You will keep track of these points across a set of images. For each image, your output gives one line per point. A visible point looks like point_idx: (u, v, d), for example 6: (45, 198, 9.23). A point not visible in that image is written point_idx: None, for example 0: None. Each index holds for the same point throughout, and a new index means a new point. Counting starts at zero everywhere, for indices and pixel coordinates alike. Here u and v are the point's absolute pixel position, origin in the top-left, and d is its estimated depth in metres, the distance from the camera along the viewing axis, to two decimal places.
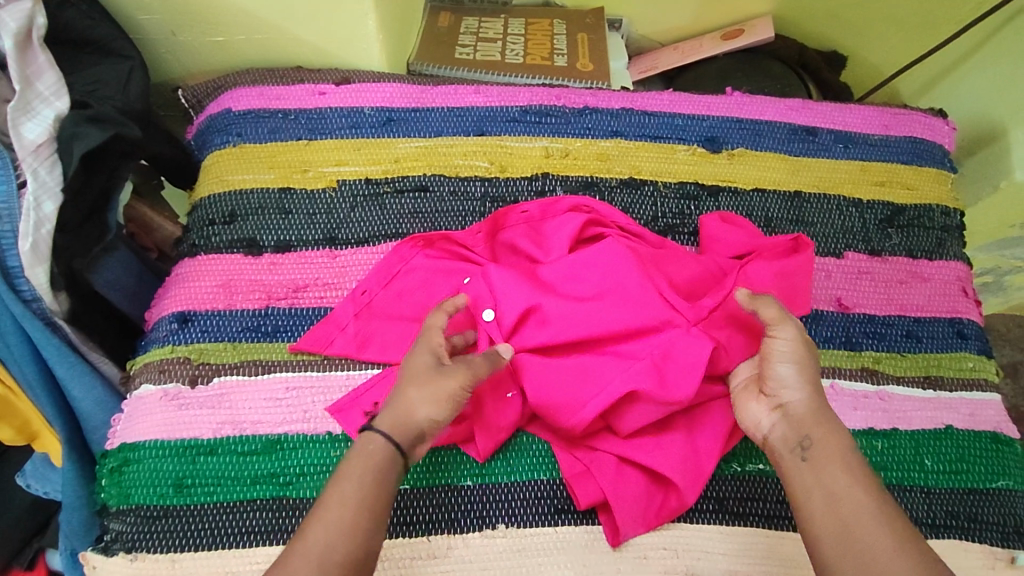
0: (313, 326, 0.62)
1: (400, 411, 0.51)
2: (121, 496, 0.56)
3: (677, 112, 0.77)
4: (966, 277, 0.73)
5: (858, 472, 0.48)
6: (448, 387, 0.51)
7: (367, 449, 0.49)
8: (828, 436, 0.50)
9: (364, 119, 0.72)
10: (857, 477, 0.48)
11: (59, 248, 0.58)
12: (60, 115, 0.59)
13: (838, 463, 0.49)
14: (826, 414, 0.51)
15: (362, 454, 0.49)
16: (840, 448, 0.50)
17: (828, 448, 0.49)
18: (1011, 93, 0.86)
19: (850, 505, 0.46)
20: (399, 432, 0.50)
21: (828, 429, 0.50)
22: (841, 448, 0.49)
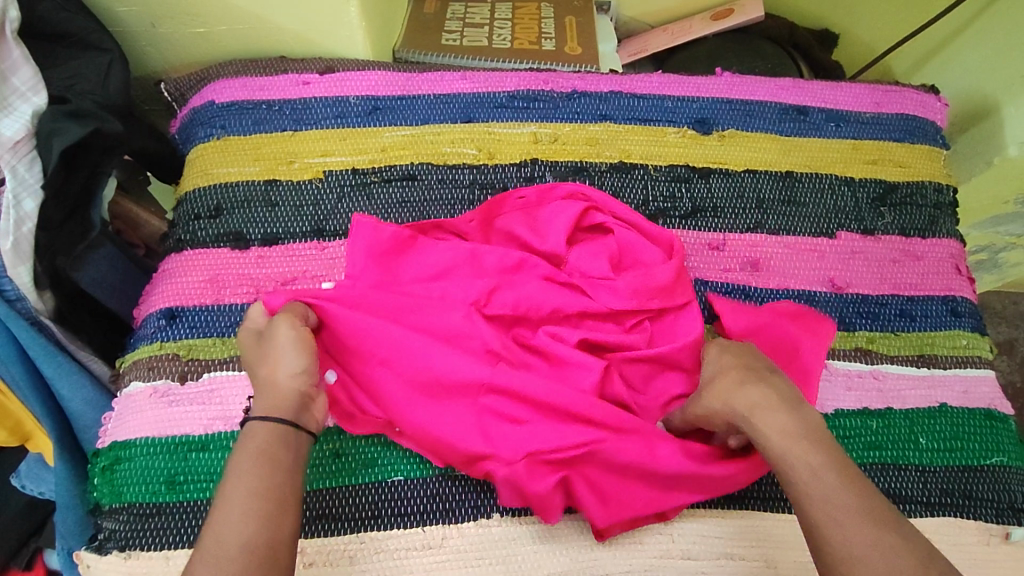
0: None
1: (266, 386, 0.49)
2: (113, 494, 0.55)
3: (666, 94, 0.76)
4: (960, 255, 0.72)
5: (797, 455, 0.48)
6: (302, 339, 0.51)
7: (257, 432, 0.47)
8: (762, 430, 0.50)
9: (349, 108, 0.71)
10: (803, 466, 0.47)
11: (41, 246, 0.57)
12: (38, 110, 0.58)
13: (781, 456, 0.48)
14: (751, 404, 0.51)
15: (258, 438, 0.47)
16: (779, 437, 0.49)
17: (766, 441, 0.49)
18: (1004, 69, 0.86)
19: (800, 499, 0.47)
20: (279, 404, 0.49)
21: (759, 422, 0.50)
22: (779, 436, 0.49)
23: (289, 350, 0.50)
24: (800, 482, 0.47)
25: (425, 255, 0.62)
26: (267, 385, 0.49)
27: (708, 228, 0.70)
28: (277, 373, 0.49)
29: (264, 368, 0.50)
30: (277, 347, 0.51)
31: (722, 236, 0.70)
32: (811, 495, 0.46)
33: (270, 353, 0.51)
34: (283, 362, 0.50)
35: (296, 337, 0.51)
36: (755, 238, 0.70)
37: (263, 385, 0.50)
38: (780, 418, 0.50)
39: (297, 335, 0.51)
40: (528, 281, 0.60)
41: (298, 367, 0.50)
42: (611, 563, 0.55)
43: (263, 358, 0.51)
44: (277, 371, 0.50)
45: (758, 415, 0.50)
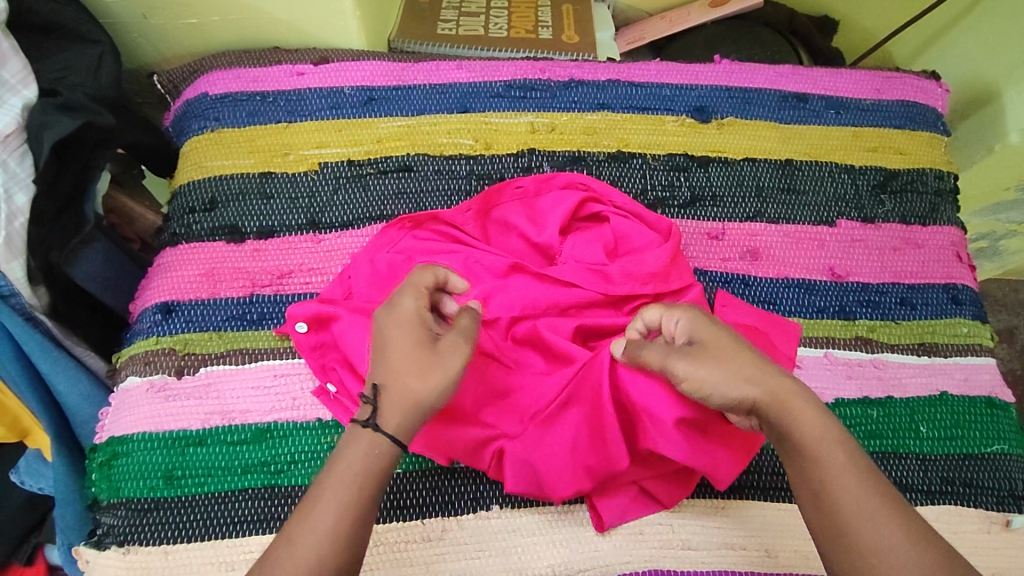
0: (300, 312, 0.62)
1: (400, 392, 0.46)
2: (111, 489, 0.55)
3: (665, 82, 0.75)
4: (960, 242, 0.72)
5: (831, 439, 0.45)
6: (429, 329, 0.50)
7: (368, 443, 0.45)
8: (795, 410, 0.45)
9: (344, 99, 0.70)
10: (834, 453, 0.44)
11: (34, 241, 0.57)
12: (29, 103, 0.57)
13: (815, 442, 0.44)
14: (786, 385, 0.46)
15: (364, 457, 0.45)
16: (813, 422, 0.45)
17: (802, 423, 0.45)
18: (1005, 53, 0.85)
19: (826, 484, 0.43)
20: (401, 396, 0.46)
21: (796, 404, 0.46)
22: (816, 419, 0.45)
23: (440, 363, 0.47)
24: (829, 470, 0.44)
25: (423, 245, 0.62)
26: (403, 390, 0.46)
27: (707, 217, 0.69)
28: (419, 385, 0.46)
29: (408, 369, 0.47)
30: (426, 353, 0.47)
31: (721, 225, 0.69)
32: (837, 480, 0.43)
33: (419, 356, 0.47)
34: (431, 377, 0.47)
35: (450, 351, 0.48)
36: (755, 227, 0.69)
37: (399, 387, 0.46)
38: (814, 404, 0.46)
39: (454, 351, 0.48)
40: (521, 277, 0.59)
41: (439, 387, 0.47)
42: (611, 554, 0.55)
43: (410, 353, 0.47)
44: (422, 382, 0.46)
45: (791, 398, 0.46)
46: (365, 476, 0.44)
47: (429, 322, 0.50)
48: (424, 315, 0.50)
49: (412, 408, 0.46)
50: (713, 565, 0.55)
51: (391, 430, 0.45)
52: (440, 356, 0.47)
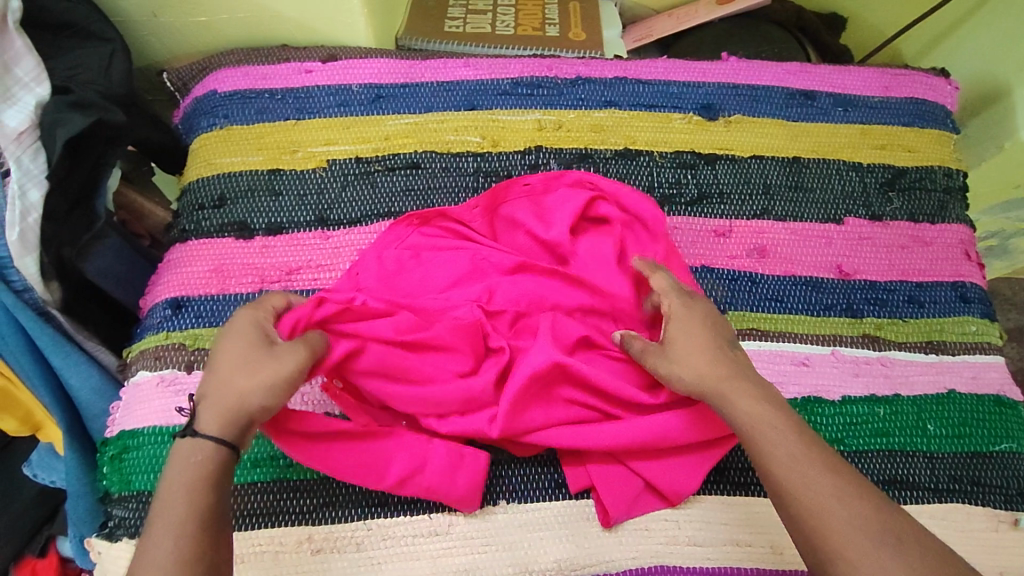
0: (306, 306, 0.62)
1: (224, 392, 0.46)
2: (122, 482, 0.56)
3: (672, 80, 0.75)
4: (969, 240, 0.72)
5: (768, 423, 0.48)
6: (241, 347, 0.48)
7: (188, 451, 0.45)
8: (733, 399, 0.49)
9: (352, 96, 0.71)
10: (770, 433, 0.47)
11: (47, 236, 0.57)
12: (42, 100, 0.58)
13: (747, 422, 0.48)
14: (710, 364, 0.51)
15: (183, 465, 0.44)
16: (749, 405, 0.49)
17: (734, 414, 0.49)
18: (1015, 50, 0.84)
19: (773, 468, 0.46)
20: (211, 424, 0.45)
21: (732, 391, 0.50)
22: (753, 402, 0.49)
23: (264, 367, 0.47)
24: (770, 450, 0.46)
25: (429, 242, 0.63)
26: (219, 394, 0.46)
27: (714, 214, 0.69)
28: (235, 387, 0.46)
29: (233, 369, 0.47)
30: (252, 356, 0.48)
31: (728, 223, 0.69)
32: (780, 458, 0.46)
33: (243, 358, 0.47)
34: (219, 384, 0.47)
35: (279, 359, 0.48)
36: (762, 225, 0.69)
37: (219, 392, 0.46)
38: (748, 388, 0.50)
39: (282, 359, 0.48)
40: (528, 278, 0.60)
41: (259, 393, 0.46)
42: (617, 549, 0.55)
43: (241, 357, 0.48)
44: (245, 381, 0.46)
45: (725, 382, 0.50)
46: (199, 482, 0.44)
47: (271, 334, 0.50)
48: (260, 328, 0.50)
49: (233, 410, 0.46)
50: (719, 561, 0.55)
51: (210, 433, 0.45)
52: (270, 361, 0.47)
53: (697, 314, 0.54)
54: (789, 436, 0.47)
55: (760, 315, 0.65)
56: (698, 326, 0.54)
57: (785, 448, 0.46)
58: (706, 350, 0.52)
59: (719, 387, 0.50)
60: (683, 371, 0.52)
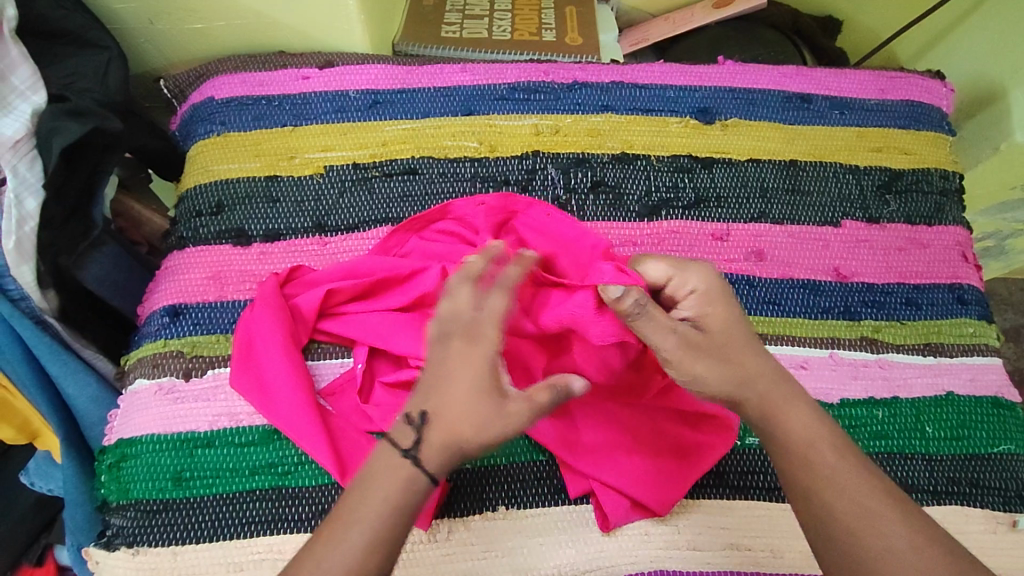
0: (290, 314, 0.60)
1: (442, 429, 0.41)
2: (121, 491, 0.56)
3: (668, 84, 0.75)
4: (966, 242, 0.72)
5: (822, 441, 0.46)
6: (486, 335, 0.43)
7: (393, 480, 0.41)
8: (787, 410, 0.47)
9: (349, 102, 0.71)
10: (829, 458, 0.45)
11: (44, 245, 0.58)
12: (38, 108, 0.58)
13: (806, 445, 0.46)
14: (742, 378, 0.48)
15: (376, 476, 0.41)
16: (801, 424, 0.47)
17: (790, 428, 0.46)
18: (1010, 52, 0.84)
19: (820, 486, 0.44)
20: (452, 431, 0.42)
21: (789, 404, 0.47)
22: (805, 421, 0.47)
23: (507, 406, 0.42)
24: (821, 467, 0.45)
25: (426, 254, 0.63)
26: (448, 424, 0.42)
27: (711, 218, 0.69)
28: (456, 424, 0.42)
29: (456, 407, 0.42)
30: (485, 396, 0.42)
31: (725, 226, 0.69)
32: (838, 484, 0.44)
33: (479, 397, 0.42)
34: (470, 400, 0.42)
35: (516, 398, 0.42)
36: (759, 228, 0.69)
37: (446, 421, 0.42)
38: (804, 402, 0.48)
39: (521, 398, 0.42)
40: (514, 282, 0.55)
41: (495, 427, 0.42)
42: (617, 554, 0.55)
43: (467, 391, 0.42)
44: (471, 427, 0.41)
45: (778, 391, 0.48)
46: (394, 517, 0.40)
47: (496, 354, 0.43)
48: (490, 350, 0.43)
49: (456, 450, 0.42)
50: (719, 565, 0.55)
51: (432, 470, 0.41)
52: (508, 401, 0.42)
53: (719, 302, 0.50)
54: (843, 455, 0.45)
55: (758, 319, 0.65)
56: (728, 318, 0.49)
57: (843, 469, 0.45)
58: (745, 349, 0.48)
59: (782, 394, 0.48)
60: (723, 374, 0.47)
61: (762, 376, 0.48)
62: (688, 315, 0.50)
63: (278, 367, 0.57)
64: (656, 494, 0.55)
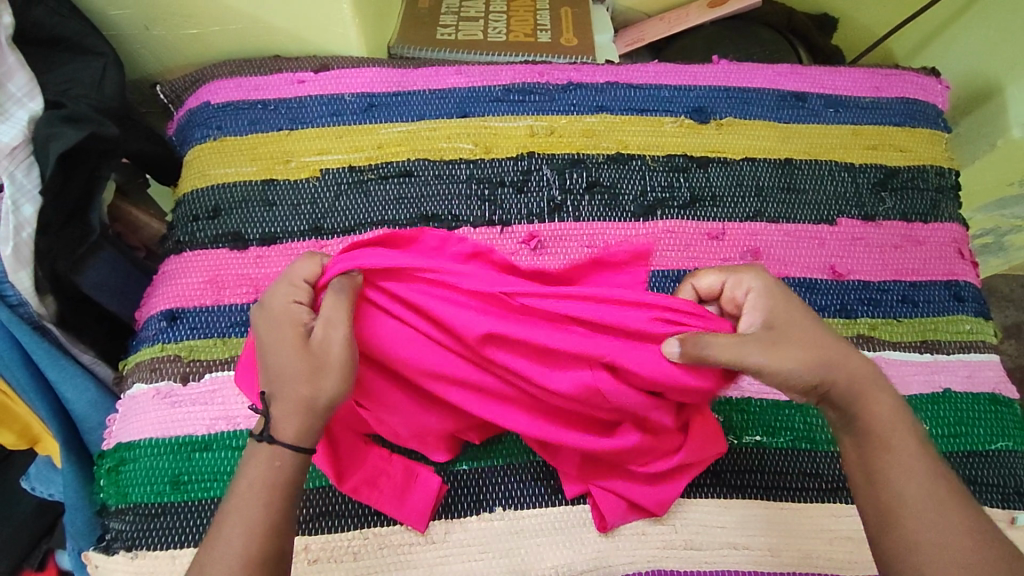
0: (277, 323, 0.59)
1: (286, 398, 0.46)
2: (119, 495, 0.56)
3: (664, 84, 0.75)
4: (962, 239, 0.72)
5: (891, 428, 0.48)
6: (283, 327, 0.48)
7: (270, 454, 0.46)
8: (874, 398, 0.49)
9: (345, 106, 0.71)
10: (908, 446, 0.48)
11: (41, 251, 0.58)
12: (34, 115, 0.59)
13: (891, 429, 0.48)
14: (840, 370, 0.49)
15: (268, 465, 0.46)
16: (884, 411, 0.49)
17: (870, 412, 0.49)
18: (1005, 48, 0.84)
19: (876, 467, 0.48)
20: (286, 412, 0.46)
21: (873, 393, 0.49)
22: (886, 409, 0.49)
23: (317, 364, 0.46)
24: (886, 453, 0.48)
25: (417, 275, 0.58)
26: (284, 393, 0.46)
27: (707, 217, 0.69)
28: (296, 392, 0.46)
29: (288, 377, 0.46)
30: (300, 356, 0.46)
31: (721, 226, 0.69)
32: (918, 477, 0.46)
33: (292, 362, 0.46)
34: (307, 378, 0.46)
35: (324, 350, 0.46)
36: (755, 227, 0.69)
37: (286, 393, 0.46)
38: (886, 395, 0.49)
39: (330, 345, 0.47)
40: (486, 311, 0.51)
41: (316, 384, 0.46)
42: (615, 554, 0.55)
43: (285, 359, 0.47)
44: (308, 390, 0.46)
45: (864, 380, 0.49)
46: (273, 486, 0.45)
47: (305, 318, 0.48)
48: (296, 312, 0.48)
49: (306, 411, 0.46)
50: (716, 564, 0.55)
51: (289, 440, 0.46)
52: (314, 360, 0.46)
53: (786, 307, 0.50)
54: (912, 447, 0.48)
55: None
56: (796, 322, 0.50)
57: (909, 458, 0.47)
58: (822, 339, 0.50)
59: (863, 387, 0.49)
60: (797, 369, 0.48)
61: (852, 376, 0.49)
62: (754, 321, 0.50)
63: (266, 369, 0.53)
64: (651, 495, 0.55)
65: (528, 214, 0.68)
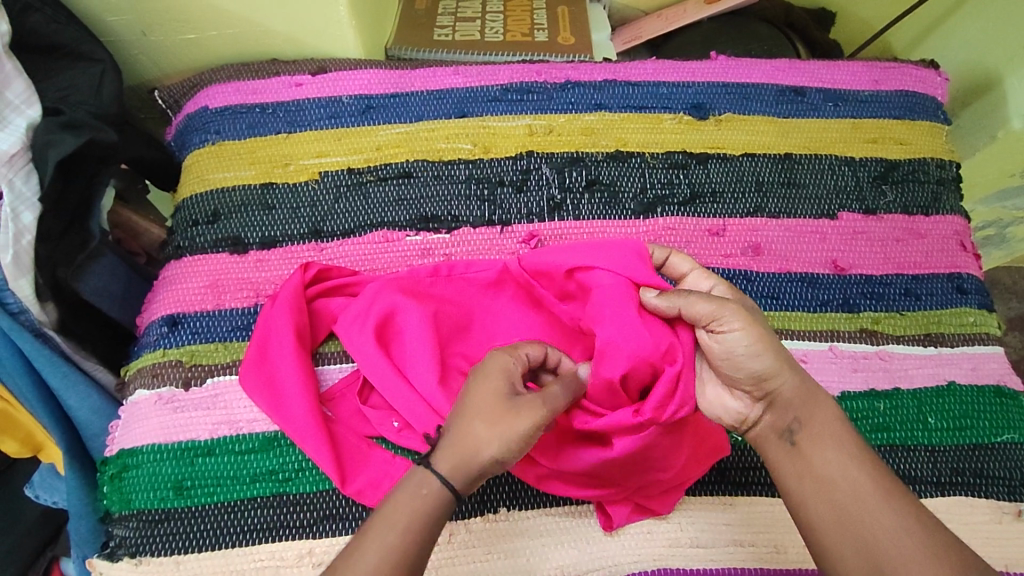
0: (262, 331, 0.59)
1: (463, 439, 0.44)
2: (122, 501, 0.56)
3: (662, 81, 0.75)
4: (965, 231, 0.72)
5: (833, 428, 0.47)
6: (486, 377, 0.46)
7: (419, 480, 0.43)
8: (815, 401, 0.48)
9: (343, 108, 0.71)
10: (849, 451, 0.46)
11: (41, 258, 0.58)
12: (33, 123, 0.59)
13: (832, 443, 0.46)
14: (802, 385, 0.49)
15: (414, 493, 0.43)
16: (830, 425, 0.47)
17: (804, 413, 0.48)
18: (1004, 39, 0.84)
19: (818, 467, 0.46)
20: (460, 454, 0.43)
21: (814, 397, 0.49)
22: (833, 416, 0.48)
23: (515, 420, 0.43)
24: (826, 452, 0.46)
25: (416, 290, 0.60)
26: (465, 433, 0.44)
27: (707, 213, 0.69)
28: (470, 433, 0.44)
29: (477, 417, 0.44)
30: (505, 405, 0.44)
31: (721, 222, 0.69)
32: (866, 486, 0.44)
33: (495, 410, 0.44)
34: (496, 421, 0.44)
35: (532, 411, 0.44)
36: (755, 222, 0.69)
37: (460, 433, 0.44)
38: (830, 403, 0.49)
39: (534, 409, 0.44)
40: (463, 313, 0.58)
41: (514, 439, 0.43)
42: (621, 553, 0.55)
43: (482, 401, 0.44)
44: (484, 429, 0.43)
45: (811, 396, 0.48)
46: (416, 518, 0.42)
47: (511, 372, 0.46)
48: (513, 370, 0.46)
49: (467, 458, 0.43)
50: (722, 562, 0.55)
51: (444, 474, 0.43)
52: (518, 415, 0.44)
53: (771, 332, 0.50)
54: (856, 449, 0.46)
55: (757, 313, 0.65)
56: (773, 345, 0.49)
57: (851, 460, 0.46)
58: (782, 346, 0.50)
59: (801, 403, 0.48)
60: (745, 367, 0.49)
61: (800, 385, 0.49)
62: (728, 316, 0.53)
63: (289, 368, 0.57)
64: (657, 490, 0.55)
65: (527, 214, 0.67)
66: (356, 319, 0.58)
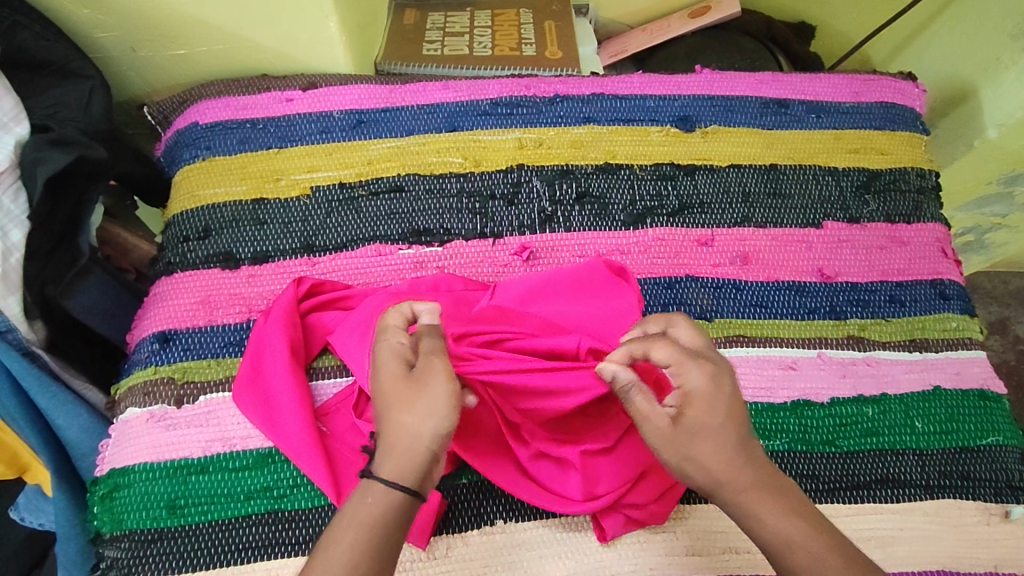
0: (252, 348, 0.59)
1: (393, 433, 0.44)
2: (114, 522, 0.55)
3: (648, 94, 0.77)
4: (946, 238, 0.73)
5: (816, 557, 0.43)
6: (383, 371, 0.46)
7: (362, 490, 0.44)
8: (761, 518, 0.45)
9: (334, 123, 0.71)
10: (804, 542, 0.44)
11: (29, 276, 0.57)
12: (21, 140, 0.58)
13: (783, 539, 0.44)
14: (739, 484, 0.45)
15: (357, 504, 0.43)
16: (780, 521, 0.45)
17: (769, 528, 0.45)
18: (978, 50, 0.86)
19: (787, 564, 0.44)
20: (398, 452, 0.44)
21: (765, 506, 0.45)
22: (776, 519, 0.45)
23: (426, 390, 0.45)
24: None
25: None
26: (389, 427, 0.45)
27: (696, 223, 0.70)
28: (395, 422, 0.45)
29: (389, 404, 0.45)
30: (411, 386, 0.45)
31: (710, 232, 0.70)
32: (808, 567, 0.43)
33: (401, 392, 0.45)
34: (418, 407, 0.44)
35: (437, 386, 0.45)
36: (743, 232, 0.70)
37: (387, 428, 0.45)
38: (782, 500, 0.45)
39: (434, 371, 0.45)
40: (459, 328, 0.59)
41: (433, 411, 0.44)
42: (618, 563, 0.55)
43: (389, 390, 0.45)
44: (410, 417, 0.44)
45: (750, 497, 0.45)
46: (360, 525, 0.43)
47: (409, 353, 0.47)
48: (405, 348, 0.47)
49: (409, 450, 0.44)
50: (718, 570, 0.56)
51: (387, 475, 0.44)
52: (426, 386, 0.45)
53: (721, 410, 0.46)
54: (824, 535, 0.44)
55: (746, 321, 0.66)
56: (711, 420, 0.45)
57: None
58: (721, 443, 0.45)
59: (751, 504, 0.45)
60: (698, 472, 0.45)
61: (723, 483, 0.45)
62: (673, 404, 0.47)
63: (282, 382, 0.57)
64: (640, 502, 0.55)
65: (519, 226, 0.68)
66: (354, 329, 0.59)
